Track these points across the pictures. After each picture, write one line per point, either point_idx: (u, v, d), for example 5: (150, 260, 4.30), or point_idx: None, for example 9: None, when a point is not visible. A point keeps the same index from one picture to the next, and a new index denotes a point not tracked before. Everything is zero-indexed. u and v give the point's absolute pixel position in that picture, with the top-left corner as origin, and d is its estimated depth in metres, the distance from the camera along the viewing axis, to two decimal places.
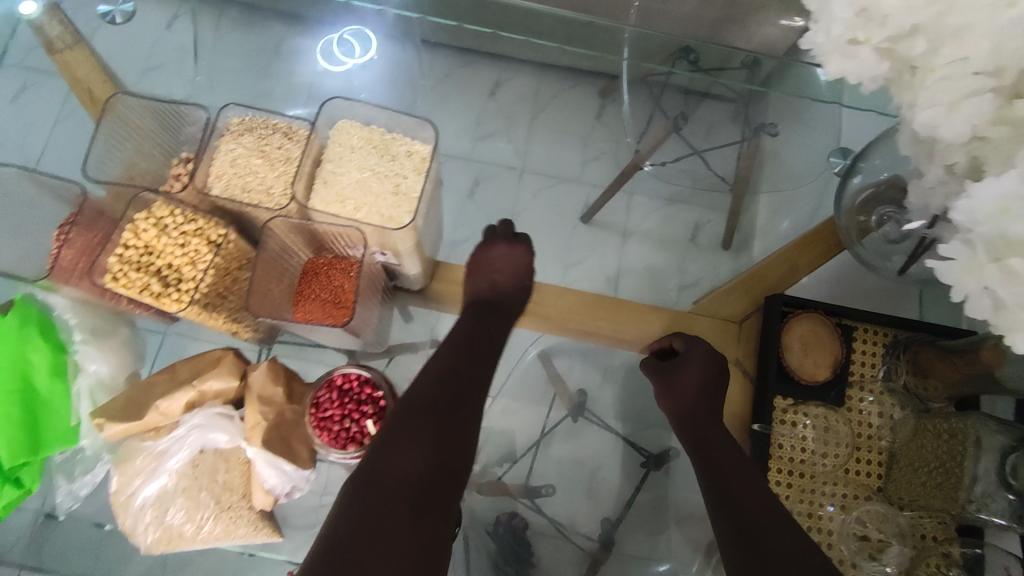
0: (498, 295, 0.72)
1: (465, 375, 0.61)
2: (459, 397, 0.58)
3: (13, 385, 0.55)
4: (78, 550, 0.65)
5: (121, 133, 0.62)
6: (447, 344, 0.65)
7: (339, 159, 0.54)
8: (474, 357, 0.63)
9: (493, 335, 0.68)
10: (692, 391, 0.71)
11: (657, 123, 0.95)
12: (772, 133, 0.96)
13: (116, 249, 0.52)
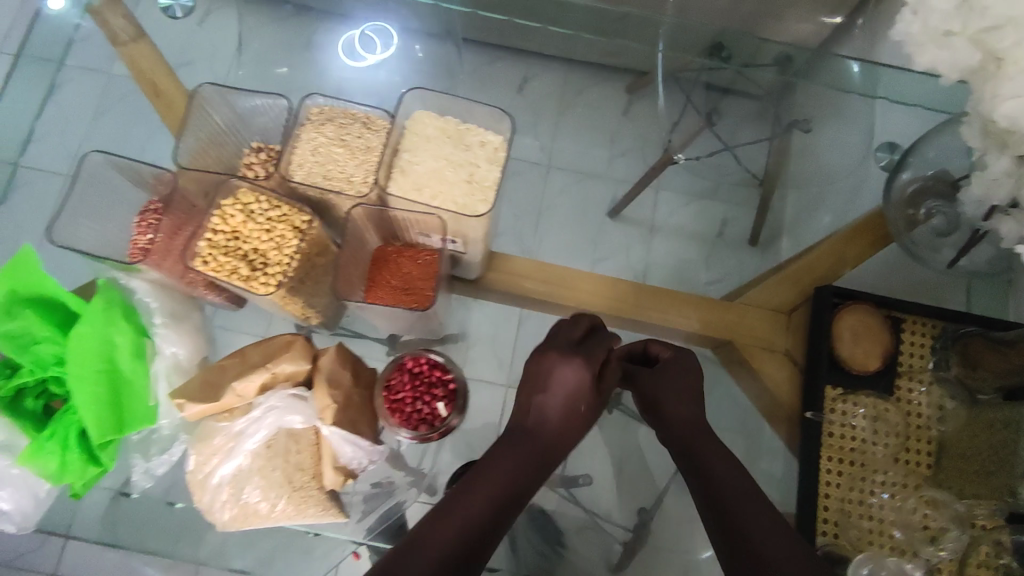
0: (553, 427, 0.58)
1: (505, 474, 0.54)
2: (502, 498, 0.52)
3: (100, 365, 0.58)
4: (151, 526, 0.68)
5: (208, 120, 0.64)
6: (499, 461, 0.55)
7: (416, 148, 0.56)
8: (507, 450, 0.56)
9: (533, 468, 0.55)
10: (684, 409, 0.62)
11: (691, 117, 1.07)
12: (804, 129, 1.05)
13: (206, 234, 0.52)
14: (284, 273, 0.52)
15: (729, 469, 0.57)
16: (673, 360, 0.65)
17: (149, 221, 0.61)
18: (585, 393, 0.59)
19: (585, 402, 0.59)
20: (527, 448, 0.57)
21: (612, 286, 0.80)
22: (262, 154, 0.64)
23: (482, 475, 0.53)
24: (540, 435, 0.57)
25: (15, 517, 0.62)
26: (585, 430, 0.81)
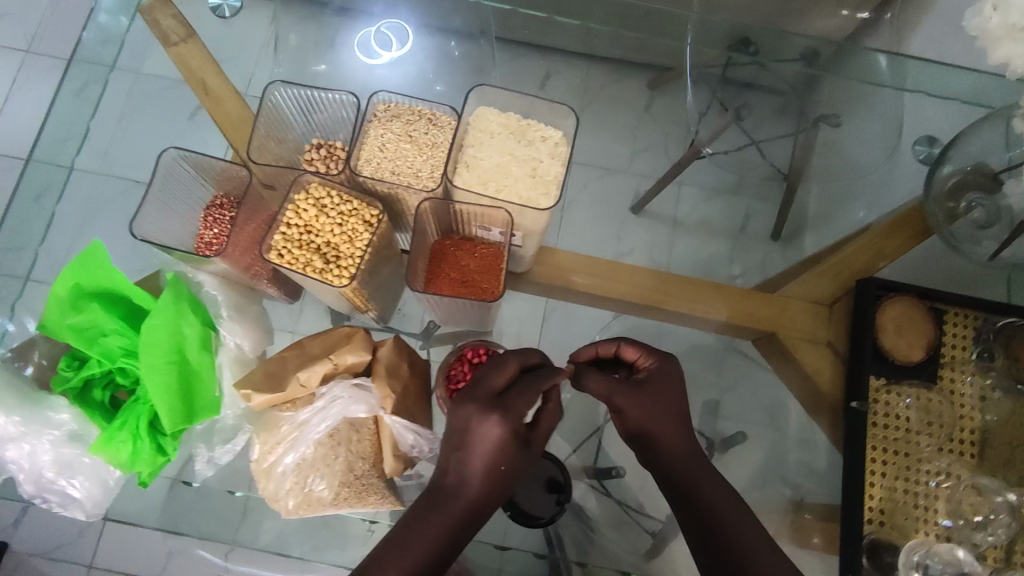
0: (481, 485, 0.55)
1: (428, 531, 0.54)
2: (432, 554, 0.53)
3: (170, 356, 0.59)
4: (209, 515, 0.69)
5: (276, 115, 0.64)
6: (446, 478, 0.56)
7: (481, 144, 0.57)
8: (442, 499, 0.55)
9: (443, 520, 0.54)
10: (671, 430, 0.63)
11: (715, 112, 1.12)
12: (832, 124, 1.12)
13: (280, 228, 0.53)
14: (358, 265, 0.53)
15: (719, 490, 0.62)
16: (659, 380, 0.64)
17: (215, 214, 0.63)
18: (510, 454, 0.55)
19: (508, 462, 0.55)
20: (459, 499, 0.55)
21: (655, 280, 0.81)
22: (322, 151, 0.64)
23: (411, 530, 0.54)
24: (458, 497, 0.55)
25: (86, 503, 0.64)
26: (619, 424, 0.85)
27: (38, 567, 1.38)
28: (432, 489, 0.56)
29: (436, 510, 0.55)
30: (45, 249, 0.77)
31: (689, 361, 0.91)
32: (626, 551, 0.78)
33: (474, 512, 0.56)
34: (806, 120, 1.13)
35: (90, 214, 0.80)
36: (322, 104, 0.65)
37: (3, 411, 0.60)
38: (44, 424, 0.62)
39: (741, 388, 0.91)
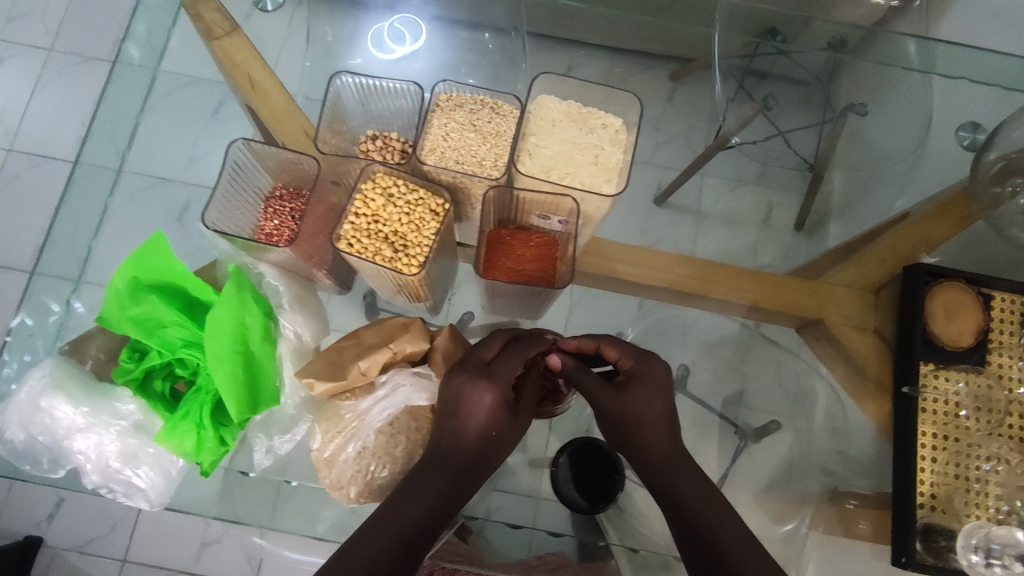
0: (470, 451, 0.56)
1: (415, 502, 0.53)
2: (416, 524, 0.51)
3: (233, 347, 0.60)
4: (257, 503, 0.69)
5: (347, 103, 0.66)
6: (436, 452, 0.57)
7: (543, 132, 0.58)
8: (434, 468, 0.55)
9: (444, 483, 0.54)
10: (651, 436, 0.59)
11: (744, 103, 1.12)
12: (860, 113, 1.12)
13: (350, 217, 0.54)
14: (426, 254, 0.54)
15: (706, 497, 0.57)
16: (640, 383, 0.61)
17: (275, 204, 0.64)
18: (496, 421, 0.57)
19: (493, 429, 0.57)
20: (452, 466, 0.56)
21: (698, 269, 0.82)
22: (378, 142, 0.65)
23: (396, 505, 0.52)
24: (450, 463, 0.55)
25: (149, 493, 0.64)
26: None
27: (73, 561, 1.39)
28: (427, 462, 0.56)
29: (431, 475, 0.55)
30: (100, 244, 0.80)
31: (718, 349, 0.95)
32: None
33: (466, 479, 0.56)
34: (832, 110, 1.14)
35: (141, 211, 0.83)
36: (391, 94, 0.66)
37: (70, 402, 0.61)
38: (109, 415, 0.63)
39: (764, 369, 0.94)
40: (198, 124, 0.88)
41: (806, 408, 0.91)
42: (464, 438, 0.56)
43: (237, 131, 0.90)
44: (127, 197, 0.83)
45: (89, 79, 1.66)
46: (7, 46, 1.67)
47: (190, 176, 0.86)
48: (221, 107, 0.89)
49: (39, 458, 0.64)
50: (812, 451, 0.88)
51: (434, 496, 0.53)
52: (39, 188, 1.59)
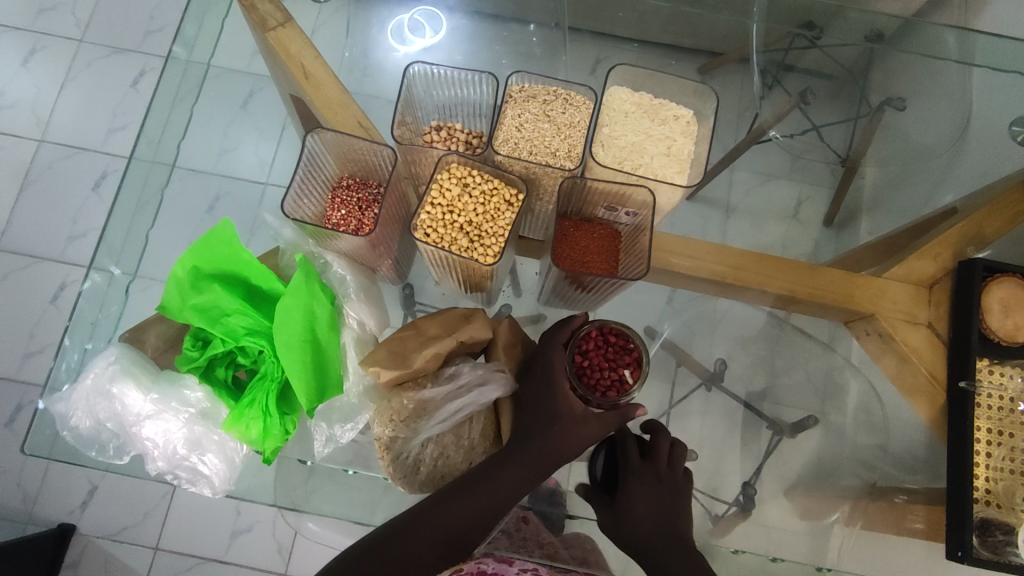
0: (550, 449, 0.59)
1: (482, 492, 0.57)
2: (494, 503, 0.57)
3: (303, 335, 0.61)
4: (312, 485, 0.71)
5: (424, 87, 0.67)
6: (525, 434, 0.60)
7: (616, 123, 0.60)
8: (507, 463, 0.58)
9: (529, 467, 0.58)
10: (642, 531, 0.62)
11: (777, 95, 1.14)
12: (898, 107, 1.11)
13: (427, 207, 0.55)
14: (502, 244, 0.55)
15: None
16: (647, 484, 0.65)
17: (343, 193, 0.64)
18: (583, 425, 0.59)
19: (566, 424, 0.59)
20: (533, 459, 0.59)
21: (748, 258, 0.82)
22: (442, 132, 0.64)
23: (456, 504, 0.56)
24: (538, 450, 0.58)
25: (213, 480, 0.65)
26: (689, 400, 0.90)
27: (106, 549, 1.40)
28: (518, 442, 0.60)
29: (519, 458, 0.58)
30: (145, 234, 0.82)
31: (751, 345, 0.94)
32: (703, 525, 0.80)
33: (538, 470, 0.59)
34: (867, 104, 1.13)
35: (185, 201, 0.84)
36: (465, 82, 0.66)
37: (140, 390, 0.62)
38: (178, 402, 0.63)
39: (796, 361, 0.94)
40: (243, 117, 0.89)
41: (840, 401, 0.91)
42: (548, 425, 0.59)
43: (267, 123, 0.90)
44: (176, 194, 0.85)
45: (117, 69, 1.66)
46: (38, 37, 1.68)
47: (220, 167, 0.87)
48: (251, 99, 0.90)
49: (106, 444, 0.65)
50: (845, 445, 0.89)
51: (497, 494, 0.57)
52: (70, 177, 1.59)
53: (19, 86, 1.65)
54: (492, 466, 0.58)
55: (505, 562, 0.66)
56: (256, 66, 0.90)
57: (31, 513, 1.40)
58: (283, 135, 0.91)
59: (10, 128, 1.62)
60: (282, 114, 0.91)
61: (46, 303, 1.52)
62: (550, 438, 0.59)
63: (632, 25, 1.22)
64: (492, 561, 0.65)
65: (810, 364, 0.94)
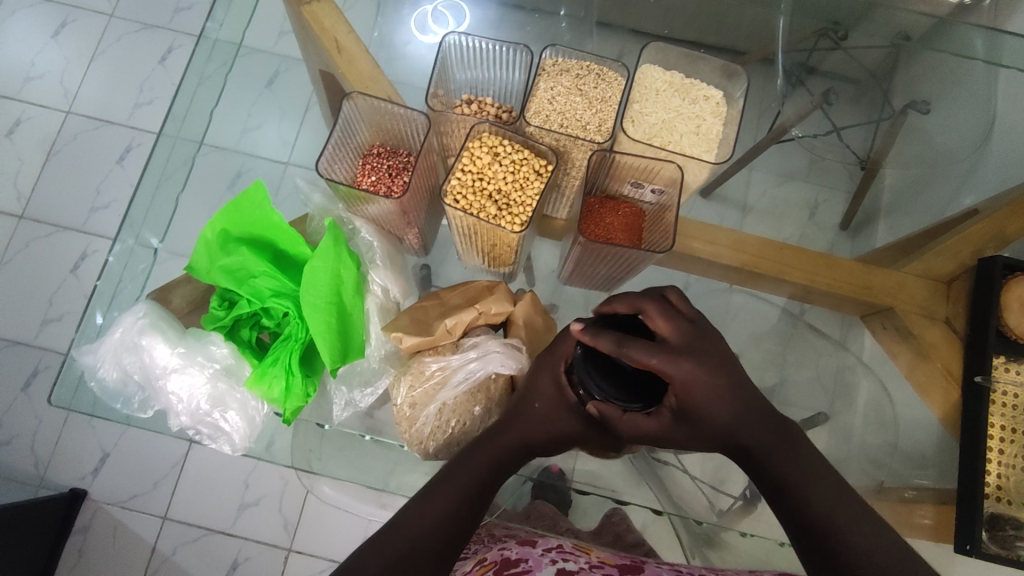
0: (519, 436, 0.59)
1: (468, 476, 0.56)
2: (481, 487, 0.56)
3: (329, 298, 0.62)
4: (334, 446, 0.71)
5: (462, 62, 0.68)
6: (504, 420, 0.60)
7: (648, 99, 0.61)
8: (474, 454, 0.58)
9: (509, 449, 0.59)
10: (727, 419, 0.53)
11: (801, 95, 1.15)
12: (921, 109, 1.10)
13: (457, 172, 0.56)
14: (529, 213, 0.57)
15: (802, 463, 0.54)
16: (704, 380, 0.51)
17: (374, 160, 0.65)
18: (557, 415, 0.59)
19: (547, 410, 0.59)
20: (512, 440, 0.59)
21: (764, 248, 0.82)
22: (473, 105, 0.65)
23: (435, 500, 0.54)
24: (519, 432, 0.59)
25: (234, 437, 0.66)
26: None
27: (115, 516, 1.42)
28: (499, 429, 0.60)
29: (500, 442, 0.59)
30: (165, 202, 0.82)
31: (763, 341, 0.94)
32: (706, 512, 0.79)
33: (511, 460, 0.59)
34: (890, 107, 1.13)
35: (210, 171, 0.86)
36: (502, 57, 0.67)
37: (167, 344, 0.64)
38: (203, 357, 0.64)
39: (807, 360, 0.93)
40: (268, 98, 0.91)
41: (850, 401, 0.90)
42: (532, 408, 0.59)
43: (289, 103, 0.93)
44: (203, 167, 0.86)
45: (145, 45, 1.68)
46: (69, 11, 1.71)
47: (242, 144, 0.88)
48: (276, 78, 0.91)
49: (130, 398, 0.67)
50: (855, 446, 0.87)
51: (471, 486, 0.56)
52: (95, 149, 1.62)
53: (48, 58, 1.67)
54: (471, 454, 0.58)
55: (528, 545, 0.65)
56: (282, 47, 0.92)
57: (43, 477, 1.42)
58: (306, 114, 0.94)
59: (39, 99, 1.64)
60: (306, 95, 0.93)
61: (65, 273, 1.54)
62: (514, 426, 0.59)
63: (658, 20, 1.22)
64: (515, 546, 0.65)
65: (821, 361, 0.93)
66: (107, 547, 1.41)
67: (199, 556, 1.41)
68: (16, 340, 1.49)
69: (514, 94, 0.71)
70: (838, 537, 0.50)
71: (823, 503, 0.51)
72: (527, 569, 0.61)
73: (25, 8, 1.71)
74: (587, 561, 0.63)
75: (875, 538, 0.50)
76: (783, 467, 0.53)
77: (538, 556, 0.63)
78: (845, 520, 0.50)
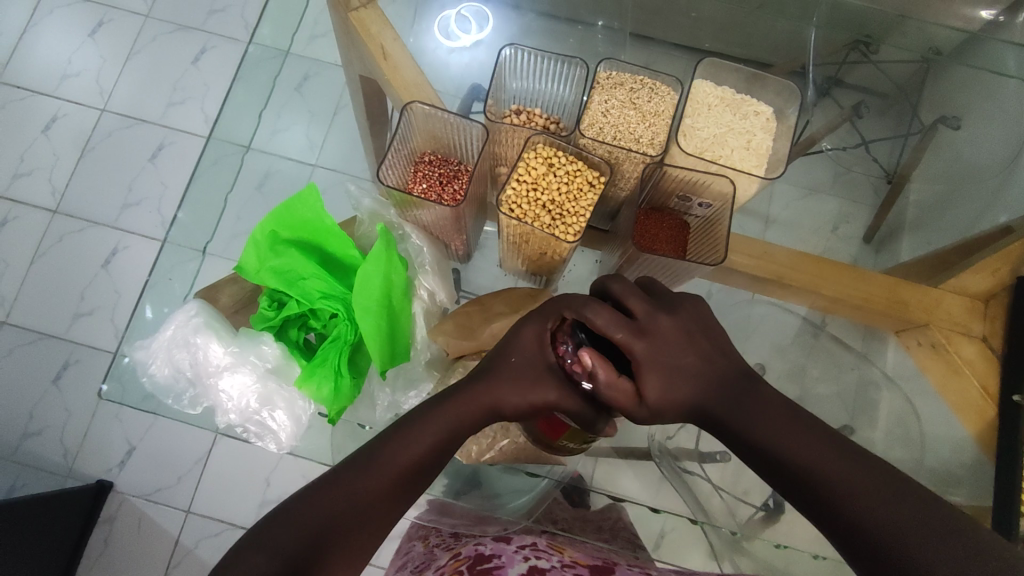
0: (479, 401, 0.52)
1: (404, 446, 0.50)
2: (419, 459, 0.51)
3: (381, 300, 0.65)
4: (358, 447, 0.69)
5: (517, 73, 0.70)
6: (469, 386, 0.53)
7: (701, 114, 0.65)
8: (425, 424, 0.51)
9: (464, 418, 0.52)
10: (686, 392, 0.51)
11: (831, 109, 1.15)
12: (953, 125, 1.10)
13: (512, 182, 0.59)
14: (582, 223, 0.59)
15: (798, 433, 0.48)
16: (660, 345, 0.50)
17: (425, 167, 0.68)
18: (534, 380, 0.51)
19: (510, 374, 0.52)
20: (466, 407, 0.52)
21: (797, 261, 0.83)
22: (523, 115, 0.67)
23: (360, 473, 0.49)
24: (481, 397, 0.52)
25: (280, 435, 0.67)
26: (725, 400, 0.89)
27: (140, 508, 1.44)
28: (464, 393, 0.53)
29: (456, 408, 0.52)
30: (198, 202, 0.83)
31: (787, 352, 0.92)
32: (726, 517, 0.79)
33: (464, 426, 0.52)
34: (918, 123, 1.14)
35: (249, 173, 0.88)
36: (557, 68, 0.69)
37: (221, 343, 0.66)
38: (255, 357, 0.66)
39: (830, 374, 0.91)
40: (299, 101, 0.92)
41: (872, 416, 0.87)
42: (500, 377, 0.52)
43: (319, 107, 0.94)
44: (239, 167, 0.88)
45: (179, 45, 1.71)
46: (106, 11, 1.74)
47: (276, 145, 0.90)
48: (306, 81, 0.92)
49: (181, 394, 0.68)
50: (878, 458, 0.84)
51: (413, 459, 0.50)
52: (127, 146, 1.64)
53: (84, 56, 1.71)
54: (419, 420, 0.52)
55: (502, 543, 0.65)
56: (312, 50, 0.93)
57: (71, 468, 1.45)
58: (334, 118, 0.94)
59: (74, 97, 1.67)
60: (337, 95, 0.94)
61: (97, 268, 1.56)
62: (476, 389, 0.52)
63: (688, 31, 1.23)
64: (490, 544, 0.65)
65: (842, 375, 0.90)
66: (130, 539, 1.43)
67: (220, 551, 1.42)
68: (48, 333, 1.52)
69: (570, 105, 0.72)
70: (849, 511, 0.44)
71: (830, 467, 0.46)
72: (499, 565, 0.61)
73: (63, 7, 1.74)
74: (559, 560, 0.62)
75: (905, 515, 0.43)
76: (769, 436, 0.49)
77: (511, 553, 0.62)
78: (854, 486, 0.45)
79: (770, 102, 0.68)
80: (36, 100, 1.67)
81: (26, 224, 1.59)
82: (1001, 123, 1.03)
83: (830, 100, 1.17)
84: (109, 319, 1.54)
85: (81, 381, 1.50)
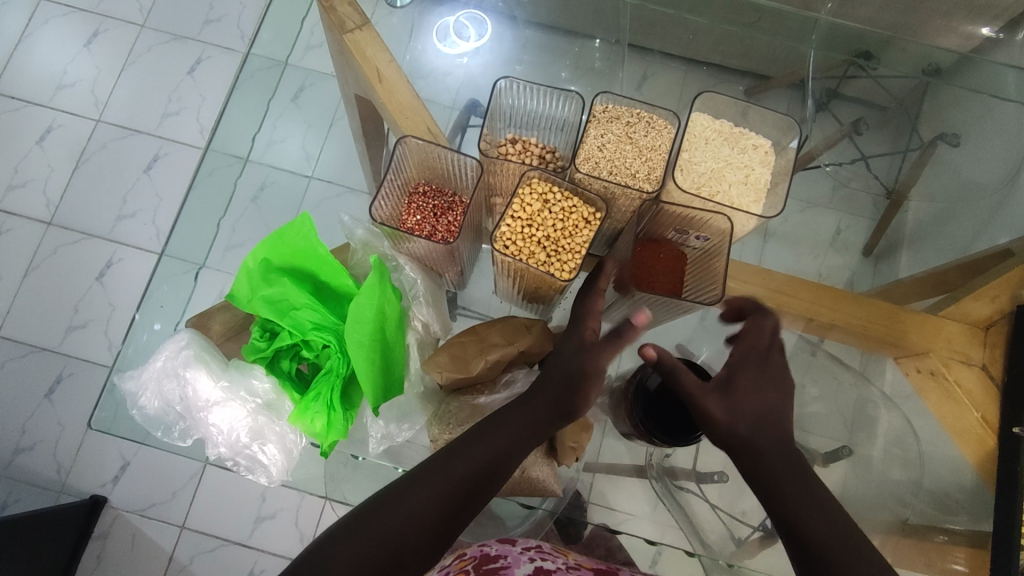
0: (526, 427, 0.56)
1: (456, 468, 0.53)
2: (467, 482, 0.52)
3: (373, 333, 0.64)
4: (354, 473, 0.72)
5: (514, 96, 0.69)
6: (515, 407, 0.57)
7: (698, 148, 0.65)
8: (474, 446, 0.54)
9: (508, 440, 0.55)
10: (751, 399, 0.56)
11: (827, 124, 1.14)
12: (953, 143, 1.06)
13: (508, 218, 0.59)
14: (578, 259, 0.59)
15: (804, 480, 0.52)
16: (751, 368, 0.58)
17: (419, 199, 0.68)
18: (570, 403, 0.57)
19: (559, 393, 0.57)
20: (512, 428, 0.55)
21: (795, 285, 0.82)
22: (517, 145, 0.67)
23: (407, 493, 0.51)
24: (524, 417, 0.56)
25: (271, 470, 0.67)
26: None
27: (133, 524, 1.43)
28: (510, 413, 0.56)
29: (500, 429, 0.55)
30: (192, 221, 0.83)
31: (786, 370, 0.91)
32: (725, 545, 0.77)
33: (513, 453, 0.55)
34: (918, 139, 1.10)
35: (242, 190, 0.87)
36: (553, 96, 0.68)
37: (211, 376, 0.65)
38: (246, 391, 0.65)
39: (828, 391, 0.90)
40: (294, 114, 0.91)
41: (872, 432, 0.86)
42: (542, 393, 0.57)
43: (316, 118, 0.92)
44: (232, 187, 0.87)
45: (175, 56, 1.70)
46: (102, 20, 1.73)
47: (267, 159, 0.88)
48: (301, 93, 0.91)
49: (171, 426, 0.68)
50: (874, 480, 0.83)
51: (461, 483, 0.52)
52: (122, 159, 1.63)
53: (79, 66, 1.69)
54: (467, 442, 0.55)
55: (508, 543, 0.64)
56: (308, 62, 0.92)
57: (64, 483, 1.43)
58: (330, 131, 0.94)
59: (69, 106, 1.66)
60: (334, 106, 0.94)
61: (91, 280, 1.55)
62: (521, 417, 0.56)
63: (682, 41, 1.17)
64: (495, 543, 0.63)
65: (842, 396, 0.88)
66: (124, 555, 1.42)
67: (215, 565, 1.41)
68: (42, 346, 1.51)
69: (570, 124, 0.71)
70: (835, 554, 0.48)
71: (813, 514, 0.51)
72: (505, 566, 0.60)
73: (60, 16, 1.73)
74: (565, 563, 0.62)
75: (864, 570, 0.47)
76: (795, 489, 0.52)
77: (517, 553, 0.61)
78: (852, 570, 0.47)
79: (767, 134, 0.68)
80: (31, 110, 1.66)
81: (21, 236, 1.57)
82: (1001, 143, 1.02)
83: (828, 114, 1.14)
84: (103, 331, 1.53)
85: (74, 395, 1.49)
